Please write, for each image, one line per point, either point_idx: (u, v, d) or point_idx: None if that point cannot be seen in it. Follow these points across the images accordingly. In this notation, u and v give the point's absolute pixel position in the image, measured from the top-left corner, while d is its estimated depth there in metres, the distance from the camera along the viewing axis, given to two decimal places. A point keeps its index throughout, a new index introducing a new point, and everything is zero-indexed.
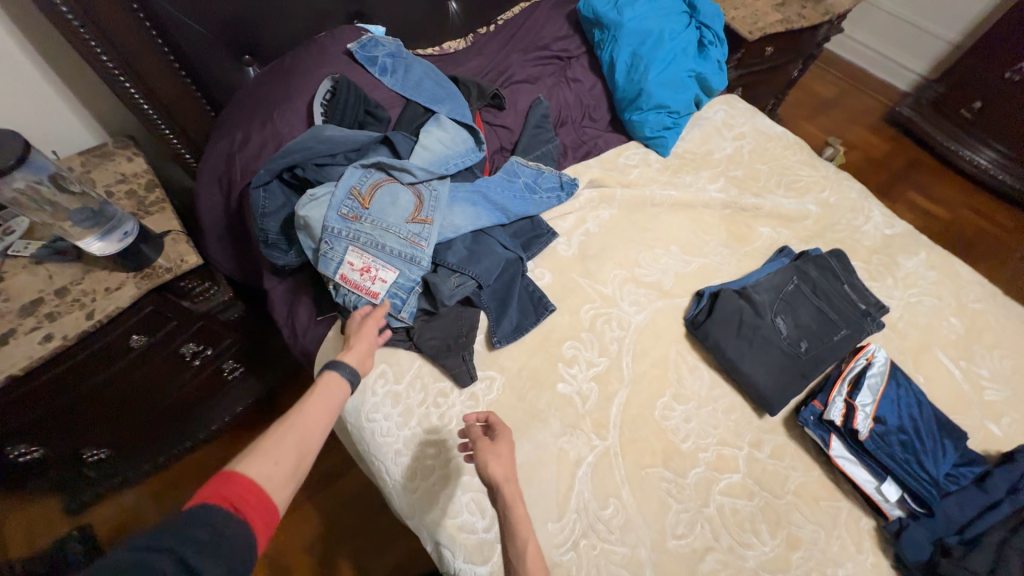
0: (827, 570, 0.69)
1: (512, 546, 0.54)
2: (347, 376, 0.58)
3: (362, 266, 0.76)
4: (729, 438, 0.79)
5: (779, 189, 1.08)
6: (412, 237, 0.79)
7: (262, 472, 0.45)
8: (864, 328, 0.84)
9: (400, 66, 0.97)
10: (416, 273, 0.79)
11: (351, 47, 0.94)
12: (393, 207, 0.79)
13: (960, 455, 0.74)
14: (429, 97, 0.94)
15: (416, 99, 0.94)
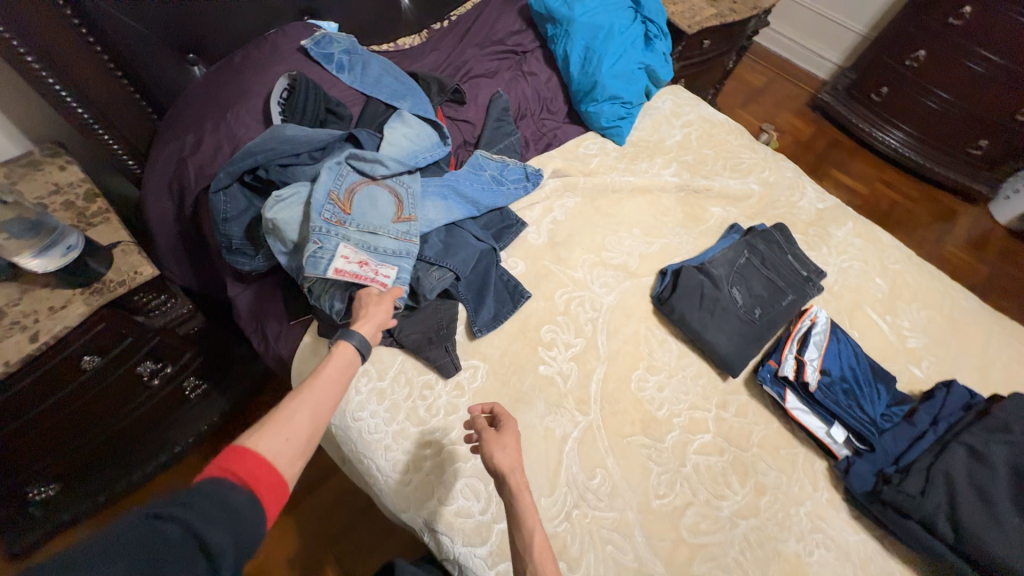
0: (790, 509, 0.77)
1: (519, 536, 0.55)
2: (358, 347, 0.62)
3: (357, 262, 0.73)
4: (699, 402, 0.85)
5: (725, 171, 1.17)
6: (401, 236, 0.80)
7: (273, 445, 0.45)
8: (806, 292, 0.93)
9: (358, 65, 0.96)
10: (410, 268, 0.79)
11: (304, 43, 0.92)
12: (374, 208, 0.79)
13: (891, 396, 0.85)
14: (390, 93, 0.94)
15: (377, 95, 0.93)
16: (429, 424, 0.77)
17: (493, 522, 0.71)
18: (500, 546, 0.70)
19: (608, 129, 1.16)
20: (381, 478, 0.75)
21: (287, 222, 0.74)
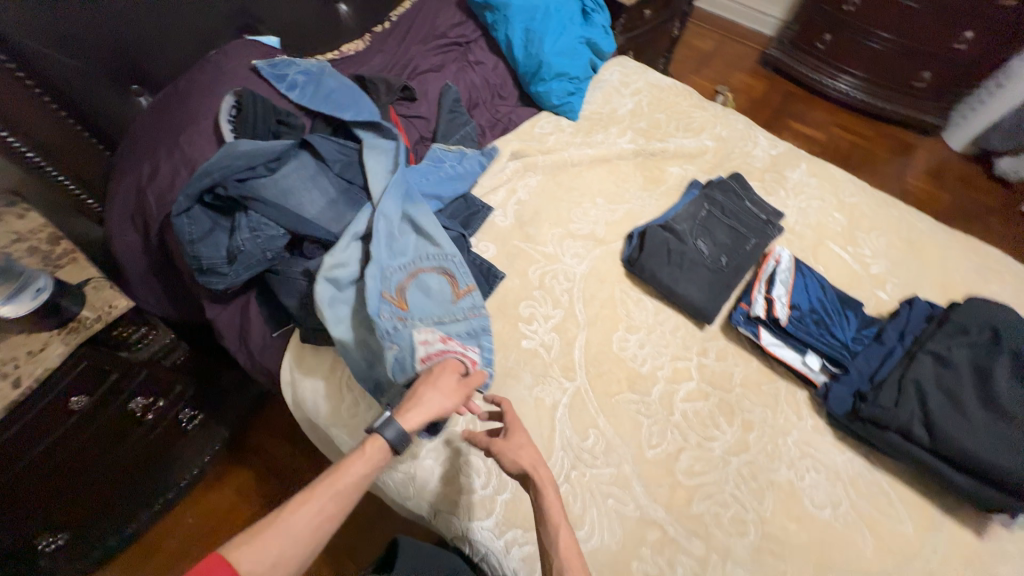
0: (778, 440, 0.80)
1: (545, 533, 0.58)
2: (393, 438, 0.58)
3: (436, 347, 0.74)
4: (679, 353, 0.88)
5: (678, 132, 1.20)
6: (470, 312, 0.82)
7: (256, 560, 0.48)
8: (768, 234, 0.97)
9: (313, 85, 0.93)
10: (489, 339, 0.80)
11: (256, 64, 0.92)
12: (430, 297, 0.82)
13: (860, 320, 0.89)
14: (331, 106, 0.92)
15: (319, 108, 0.92)
16: None
17: (494, 495, 0.73)
18: (507, 515, 0.72)
19: (561, 107, 1.19)
20: (382, 470, 0.77)
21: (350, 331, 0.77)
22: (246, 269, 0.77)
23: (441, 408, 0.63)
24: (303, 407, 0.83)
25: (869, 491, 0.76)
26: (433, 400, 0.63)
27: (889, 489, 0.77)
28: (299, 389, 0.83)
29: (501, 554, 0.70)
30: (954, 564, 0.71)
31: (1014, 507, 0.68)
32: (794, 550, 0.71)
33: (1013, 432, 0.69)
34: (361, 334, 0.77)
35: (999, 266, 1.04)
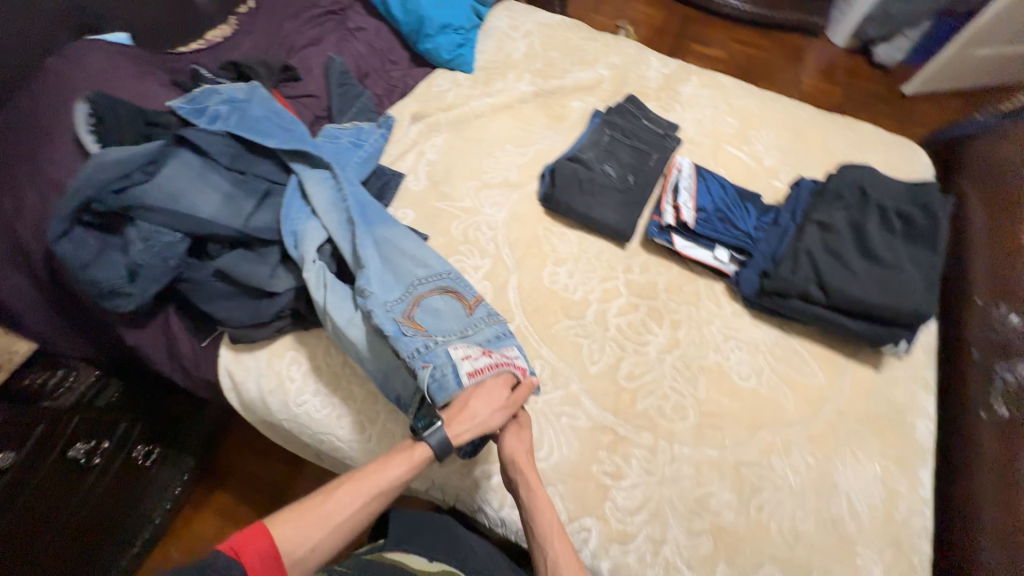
0: (704, 330, 0.88)
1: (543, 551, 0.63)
2: (435, 444, 0.63)
3: (472, 355, 0.72)
4: (607, 274, 0.93)
5: (574, 67, 1.22)
6: (488, 318, 0.79)
7: (290, 535, 0.53)
8: (668, 148, 1.02)
9: (238, 113, 0.84)
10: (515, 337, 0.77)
11: (173, 104, 0.83)
12: (444, 314, 0.77)
13: (759, 210, 0.96)
14: (256, 129, 0.84)
15: (241, 133, 0.83)
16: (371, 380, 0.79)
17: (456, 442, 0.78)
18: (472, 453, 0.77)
19: (453, 61, 1.17)
20: (344, 447, 0.78)
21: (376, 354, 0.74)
22: (153, 283, 0.74)
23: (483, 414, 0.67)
24: (252, 409, 0.82)
25: (786, 355, 0.86)
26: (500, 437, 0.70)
27: (802, 349, 0.87)
28: (243, 391, 0.81)
29: (473, 489, 0.75)
30: (860, 397, 0.82)
31: (897, 335, 0.80)
32: (730, 420, 0.79)
33: (886, 274, 0.79)
34: (389, 359, 0.74)
35: (872, 139, 1.15)
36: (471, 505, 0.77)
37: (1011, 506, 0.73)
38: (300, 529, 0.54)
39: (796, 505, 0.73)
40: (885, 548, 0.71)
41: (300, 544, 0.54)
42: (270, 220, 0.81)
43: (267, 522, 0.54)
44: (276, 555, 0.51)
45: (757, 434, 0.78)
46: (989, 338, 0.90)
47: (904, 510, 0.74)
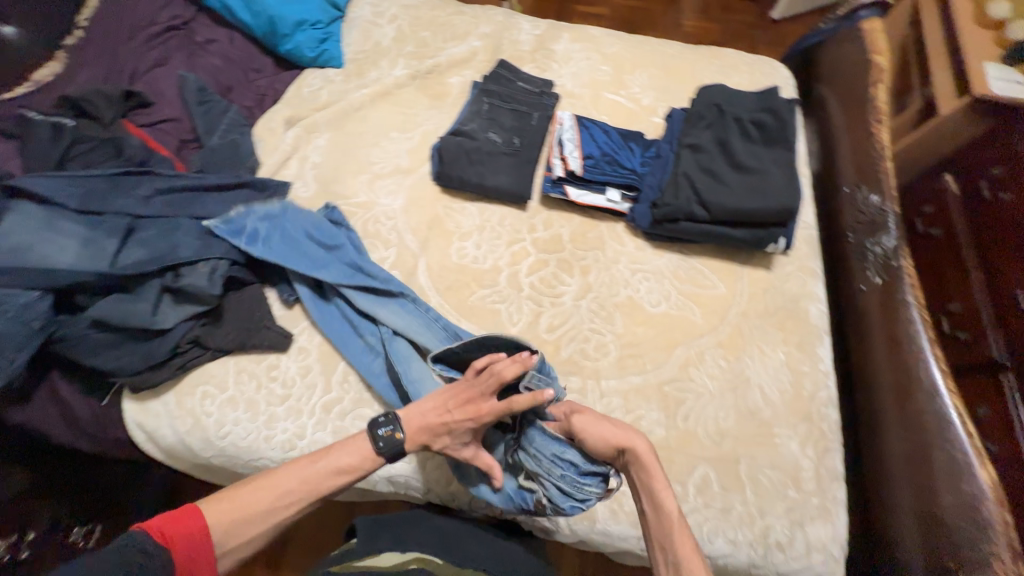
0: (612, 269, 0.92)
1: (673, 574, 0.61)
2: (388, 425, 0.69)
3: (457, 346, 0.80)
4: (513, 238, 0.95)
5: (447, 44, 1.21)
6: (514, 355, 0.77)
7: (224, 522, 0.62)
8: (546, 105, 1.05)
9: (278, 232, 0.84)
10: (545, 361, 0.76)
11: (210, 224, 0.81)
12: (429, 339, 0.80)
13: (642, 146, 1.01)
14: (295, 256, 0.83)
15: (277, 256, 0.82)
16: (294, 394, 0.77)
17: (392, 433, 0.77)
18: None
19: (320, 58, 1.13)
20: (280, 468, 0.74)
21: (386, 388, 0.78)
22: (20, 349, 0.66)
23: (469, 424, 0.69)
24: (175, 455, 0.77)
25: (689, 275, 0.91)
26: (591, 423, 0.70)
27: (702, 266, 0.92)
28: (159, 440, 0.76)
29: (416, 472, 0.77)
30: (758, 297, 0.89)
31: (774, 235, 0.87)
32: (648, 346, 0.84)
33: (753, 179, 0.87)
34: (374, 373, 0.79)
35: (737, 62, 1.22)
36: (420, 488, 0.78)
37: (894, 360, 0.83)
38: (228, 515, 0.63)
39: (716, 406, 0.79)
40: (798, 424, 0.79)
41: (228, 531, 0.62)
42: (140, 256, 0.75)
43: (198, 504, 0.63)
44: (206, 537, 0.61)
45: (674, 352, 0.83)
46: (858, 220, 1.00)
47: (811, 387, 0.82)
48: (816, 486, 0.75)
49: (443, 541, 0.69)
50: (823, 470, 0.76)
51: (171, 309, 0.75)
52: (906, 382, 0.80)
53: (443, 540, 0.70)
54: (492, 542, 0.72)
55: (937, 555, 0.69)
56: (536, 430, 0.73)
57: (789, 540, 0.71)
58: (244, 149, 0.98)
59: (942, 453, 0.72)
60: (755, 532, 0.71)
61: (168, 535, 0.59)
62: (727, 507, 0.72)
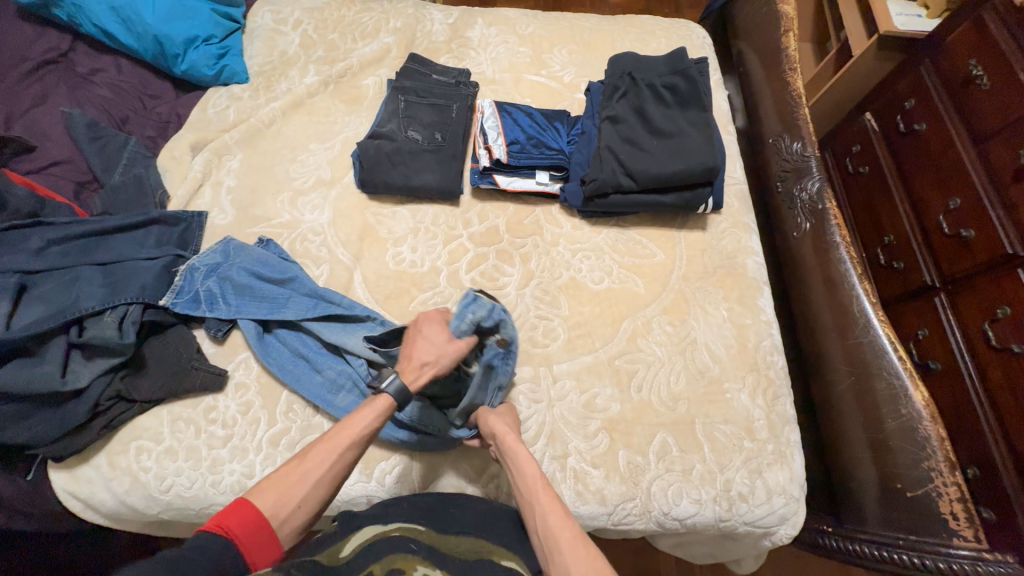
0: (552, 252, 0.91)
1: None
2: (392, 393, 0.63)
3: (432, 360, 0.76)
4: (449, 235, 0.92)
5: (357, 43, 1.15)
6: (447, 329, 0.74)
7: (269, 501, 0.54)
8: (465, 94, 1.02)
9: (226, 284, 0.80)
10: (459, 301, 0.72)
11: (165, 301, 0.77)
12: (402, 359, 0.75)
13: (567, 125, 0.99)
14: (250, 306, 0.80)
15: (226, 312, 0.79)
16: (237, 434, 0.73)
17: None
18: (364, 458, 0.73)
19: (222, 74, 1.06)
20: None
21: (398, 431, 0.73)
22: None
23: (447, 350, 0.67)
24: (120, 517, 0.73)
25: (627, 247, 0.91)
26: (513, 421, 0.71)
27: (640, 237, 0.92)
28: (98, 505, 0.72)
29: (380, 490, 0.72)
30: (697, 258, 0.90)
31: (702, 196, 0.88)
32: (596, 324, 0.84)
33: (672, 142, 0.88)
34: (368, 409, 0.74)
35: (654, 28, 1.21)
36: None
37: (832, 299, 0.85)
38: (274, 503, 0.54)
39: (667, 372, 0.80)
40: (746, 376, 0.81)
41: (277, 506, 0.54)
42: (38, 314, 0.71)
43: (244, 496, 0.54)
44: (259, 522, 0.52)
45: (621, 326, 0.84)
46: (784, 168, 1.01)
47: (755, 338, 0.84)
48: (770, 433, 0.77)
49: (424, 512, 0.64)
50: (775, 417, 0.78)
51: (82, 366, 0.70)
52: (844, 319, 0.82)
53: (424, 510, 0.65)
54: (474, 504, 0.67)
55: (886, 479, 0.72)
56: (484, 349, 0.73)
57: (750, 490, 0.73)
58: (150, 182, 0.91)
59: (882, 382, 0.75)
60: (717, 488, 0.73)
61: (232, 531, 0.51)
62: (688, 469, 0.73)
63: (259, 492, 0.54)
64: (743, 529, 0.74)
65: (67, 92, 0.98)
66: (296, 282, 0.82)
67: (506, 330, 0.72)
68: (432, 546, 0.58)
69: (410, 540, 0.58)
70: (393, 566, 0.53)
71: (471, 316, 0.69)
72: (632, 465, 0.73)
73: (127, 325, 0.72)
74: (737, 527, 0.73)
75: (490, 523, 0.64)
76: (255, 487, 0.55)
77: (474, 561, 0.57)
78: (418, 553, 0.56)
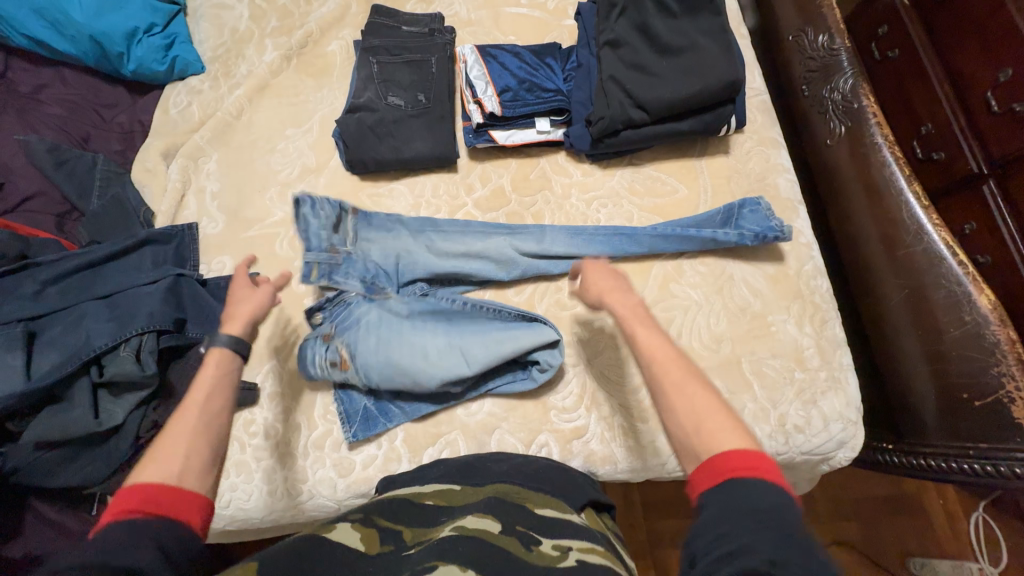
0: (564, 204, 0.84)
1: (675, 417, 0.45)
2: (231, 343, 0.54)
3: (368, 284, 0.79)
4: (453, 204, 0.85)
5: (312, 3, 1.02)
6: (327, 255, 0.77)
7: (165, 473, 0.43)
8: (442, 44, 0.91)
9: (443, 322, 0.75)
10: (303, 233, 0.77)
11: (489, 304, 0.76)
12: (360, 336, 0.73)
13: (560, 59, 0.89)
14: (475, 332, 0.73)
15: (486, 329, 0.73)
16: (281, 443, 0.73)
17: (392, 440, 0.73)
18: (413, 449, 0.72)
19: (175, 68, 0.96)
20: (295, 515, 0.72)
21: (546, 365, 0.71)
22: None
23: (260, 301, 0.61)
24: None
25: (646, 186, 0.84)
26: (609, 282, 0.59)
27: (658, 172, 0.85)
28: None
29: None
30: (721, 186, 0.83)
31: (724, 116, 0.79)
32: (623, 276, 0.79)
33: (683, 59, 0.78)
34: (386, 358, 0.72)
35: None
36: None
37: (876, 209, 0.78)
38: (173, 472, 0.43)
39: (706, 314, 0.76)
40: (791, 305, 0.76)
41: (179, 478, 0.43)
42: (53, 360, 0.69)
43: (131, 481, 0.42)
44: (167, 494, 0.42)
45: (651, 273, 0.79)
46: (809, 68, 0.90)
47: (795, 264, 0.78)
48: (822, 360, 0.74)
49: (456, 474, 0.58)
50: (825, 342, 0.75)
51: (113, 404, 0.69)
52: (893, 229, 0.75)
53: (459, 471, 0.59)
54: (508, 457, 0.62)
55: (950, 391, 0.69)
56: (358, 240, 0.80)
57: (805, 420, 0.71)
58: (130, 201, 0.85)
59: (939, 291, 0.70)
60: (772, 424, 0.71)
61: (141, 511, 0.40)
62: (739, 409, 0.71)
63: (142, 474, 0.43)
64: (801, 458, 0.72)
65: (16, 118, 0.90)
66: (510, 320, 0.75)
67: (335, 204, 0.80)
68: (462, 504, 0.50)
69: (439, 509, 0.49)
70: (423, 535, 0.45)
71: (302, 225, 0.77)
72: None
73: (144, 355, 0.69)
74: (795, 458, 0.72)
75: (530, 474, 0.58)
76: (133, 474, 0.43)
77: (511, 501, 0.50)
78: (449, 516, 0.47)
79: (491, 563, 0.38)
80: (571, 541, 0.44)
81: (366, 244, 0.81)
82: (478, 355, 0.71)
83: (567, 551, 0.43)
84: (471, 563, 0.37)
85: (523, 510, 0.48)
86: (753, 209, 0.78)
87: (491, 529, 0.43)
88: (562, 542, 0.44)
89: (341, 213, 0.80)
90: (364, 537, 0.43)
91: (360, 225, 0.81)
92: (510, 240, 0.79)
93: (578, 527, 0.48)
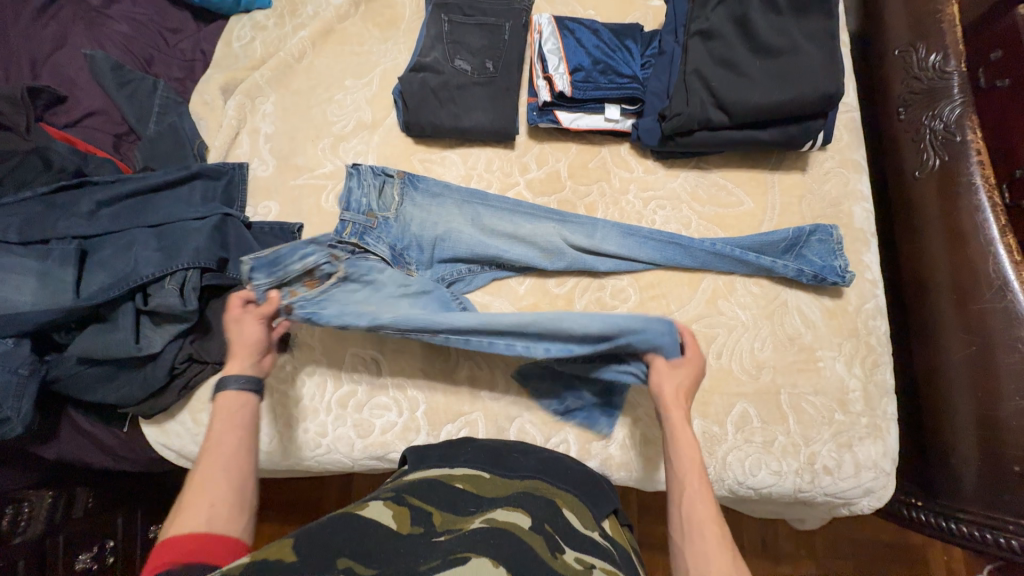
0: (619, 199, 0.81)
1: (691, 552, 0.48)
2: (241, 387, 0.54)
3: (397, 256, 0.77)
4: (505, 182, 0.83)
5: None
6: (363, 217, 0.76)
7: (196, 515, 0.46)
8: (518, 10, 0.86)
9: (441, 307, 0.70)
10: (349, 190, 0.77)
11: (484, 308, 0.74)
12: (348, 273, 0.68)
13: (641, 43, 0.83)
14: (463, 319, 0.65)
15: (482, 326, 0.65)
16: (306, 393, 0.74)
17: (415, 408, 0.73)
18: (433, 421, 0.72)
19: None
20: (312, 462, 0.74)
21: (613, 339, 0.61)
22: (26, 397, 0.65)
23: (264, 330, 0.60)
24: None
25: (710, 193, 0.79)
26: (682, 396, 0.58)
27: (724, 181, 0.80)
28: (189, 455, 0.76)
29: None
30: (792, 205, 0.78)
31: (812, 131, 0.73)
32: (671, 284, 0.76)
33: (780, 63, 0.72)
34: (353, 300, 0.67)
35: None
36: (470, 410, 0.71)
37: (957, 257, 0.72)
38: (203, 518, 0.45)
39: (751, 337, 0.72)
40: (843, 343, 0.72)
41: (214, 515, 0.46)
42: (103, 280, 0.71)
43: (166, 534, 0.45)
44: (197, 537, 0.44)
45: (700, 286, 0.75)
46: (913, 88, 0.82)
47: (856, 301, 0.74)
48: (866, 406, 0.70)
49: (486, 460, 0.57)
50: (873, 388, 0.71)
51: (154, 332, 0.71)
52: (972, 280, 0.70)
53: (489, 457, 0.58)
54: (534, 450, 0.61)
55: (997, 461, 0.66)
56: (404, 206, 0.78)
57: (837, 463, 0.69)
58: (186, 132, 0.85)
59: (1010, 357, 0.66)
60: (801, 461, 0.68)
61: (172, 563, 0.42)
62: (769, 441, 0.69)
63: (176, 527, 0.45)
64: (823, 499, 0.70)
65: (84, 30, 0.89)
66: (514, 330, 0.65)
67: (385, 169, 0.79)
68: (491, 497, 0.49)
69: (471, 499, 0.48)
70: (453, 524, 0.44)
71: (351, 186, 0.77)
72: (709, 435, 0.69)
73: (188, 289, 0.71)
74: (816, 497, 0.70)
75: (559, 472, 0.57)
76: (170, 523, 0.46)
77: (540, 498, 0.49)
78: (477, 506, 0.47)
79: (523, 560, 0.38)
80: (595, 559, 0.44)
81: (408, 212, 0.78)
82: (502, 320, 0.64)
83: (589, 568, 0.42)
84: (503, 558, 0.37)
85: (553, 512, 0.48)
86: (821, 240, 0.74)
87: (521, 524, 0.43)
88: (586, 557, 0.43)
89: (389, 176, 0.78)
90: (395, 514, 0.43)
91: (407, 194, 0.78)
92: (559, 228, 0.77)
93: (600, 545, 0.47)
